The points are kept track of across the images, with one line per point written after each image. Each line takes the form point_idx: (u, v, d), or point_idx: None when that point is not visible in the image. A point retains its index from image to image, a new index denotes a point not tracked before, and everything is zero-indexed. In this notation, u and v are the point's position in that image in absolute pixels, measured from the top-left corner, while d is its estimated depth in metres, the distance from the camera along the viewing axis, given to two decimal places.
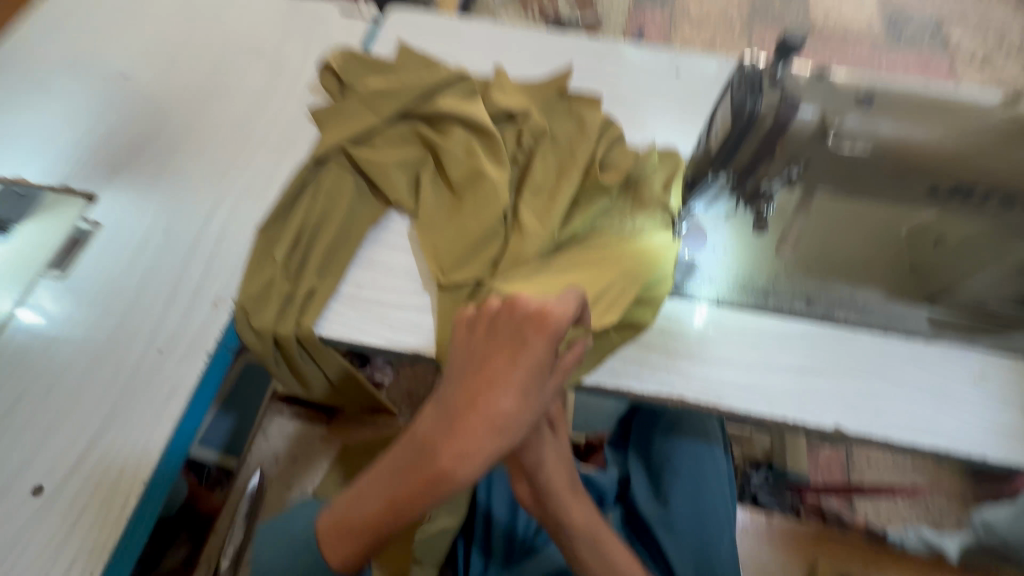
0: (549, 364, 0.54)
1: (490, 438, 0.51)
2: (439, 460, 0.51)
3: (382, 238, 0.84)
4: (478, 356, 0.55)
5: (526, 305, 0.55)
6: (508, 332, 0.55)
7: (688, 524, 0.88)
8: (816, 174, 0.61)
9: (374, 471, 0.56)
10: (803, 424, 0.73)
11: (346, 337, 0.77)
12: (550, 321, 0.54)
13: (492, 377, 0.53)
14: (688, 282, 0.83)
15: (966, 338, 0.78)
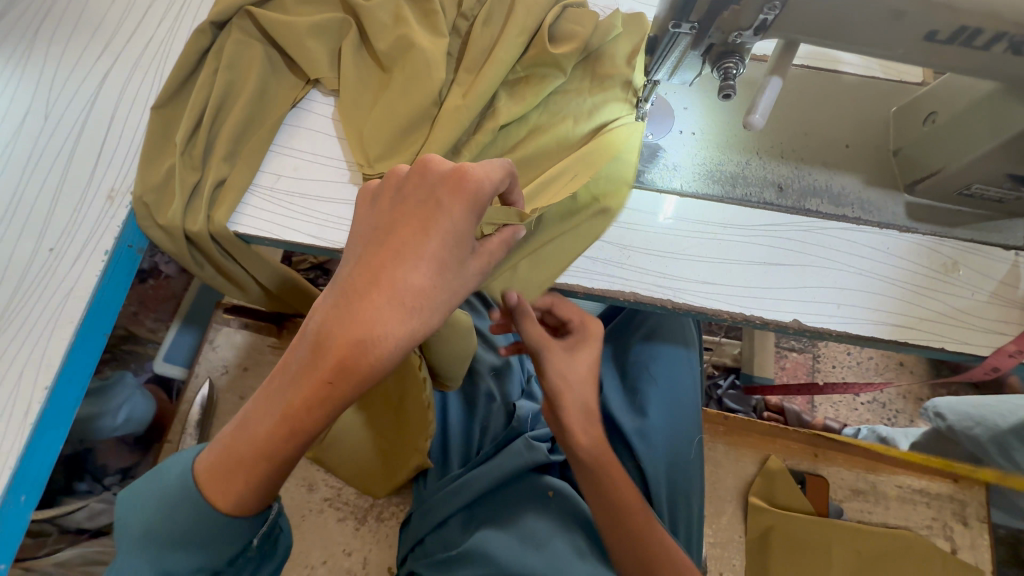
0: (469, 229, 0.46)
1: (400, 317, 0.43)
2: (341, 349, 0.43)
3: (303, 121, 0.73)
4: (386, 233, 0.46)
5: (445, 171, 0.46)
6: (423, 202, 0.46)
7: (661, 434, 0.86)
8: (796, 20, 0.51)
9: (267, 386, 0.46)
10: (762, 319, 0.68)
11: (265, 233, 0.68)
12: (470, 184, 0.45)
13: (402, 256, 0.44)
14: (651, 169, 0.74)
15: (945, 228, 0.73)
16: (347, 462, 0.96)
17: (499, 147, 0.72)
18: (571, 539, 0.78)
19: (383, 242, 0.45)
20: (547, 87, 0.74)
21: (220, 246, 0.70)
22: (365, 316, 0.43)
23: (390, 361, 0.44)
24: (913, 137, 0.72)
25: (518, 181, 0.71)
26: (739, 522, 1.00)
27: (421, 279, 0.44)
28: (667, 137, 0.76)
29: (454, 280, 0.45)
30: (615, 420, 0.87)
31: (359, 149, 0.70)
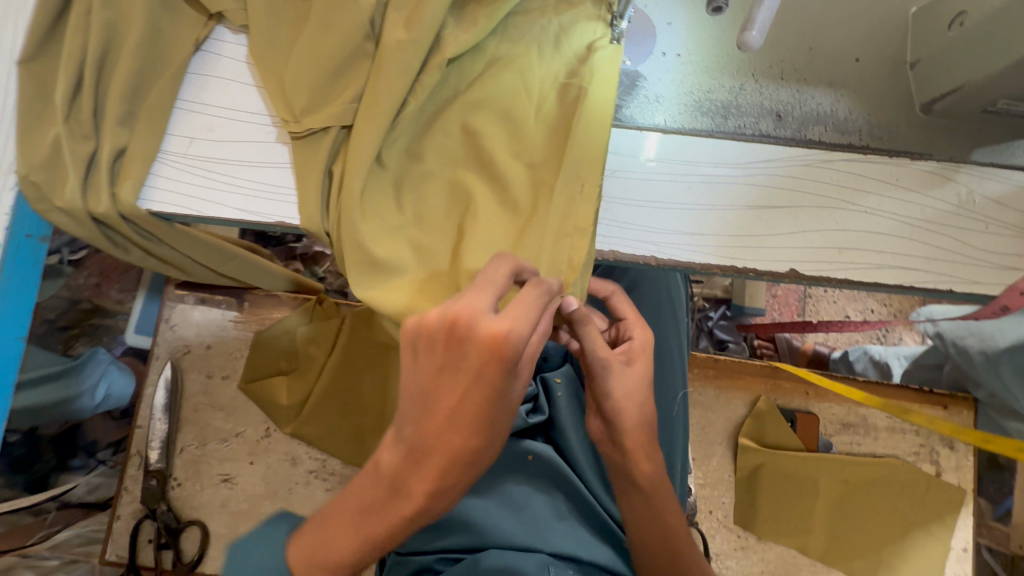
0: (509, 388, 0.51)
1: (459, 473, 0.53)
2: (411, 499, 0.53)
3: (213, 70, 0.61)
4: (438, 371, 0.51)
5: (485, 318, 0.48)
6: (468, 353, 0.49)
7: None
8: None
9: (339, 522, 0.56)
10: (755, 270, 0.62)
11: (184, 210, 0.59)
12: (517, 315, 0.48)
13: (455, 419, 0.51)
14: (630, 102, 0.64)
15: (963, 152, 0.64)
16: (327, 436, 0.94)
17: (449, 88, 0.61)
18: (551, 502, 0.79)
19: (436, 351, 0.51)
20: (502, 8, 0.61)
21: (139, 227, 0.61)
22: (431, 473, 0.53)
23: (453, 499, 0.55)
24: (935, 46, 0.61)
25: (475, 127, 0.61)
26: (728, 463, 1.00)
27: (474, 444, 0.52)
28: (648, 62, 0.65)
29: (496, 443, 0.54)
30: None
31: (282, 101, 0.59)
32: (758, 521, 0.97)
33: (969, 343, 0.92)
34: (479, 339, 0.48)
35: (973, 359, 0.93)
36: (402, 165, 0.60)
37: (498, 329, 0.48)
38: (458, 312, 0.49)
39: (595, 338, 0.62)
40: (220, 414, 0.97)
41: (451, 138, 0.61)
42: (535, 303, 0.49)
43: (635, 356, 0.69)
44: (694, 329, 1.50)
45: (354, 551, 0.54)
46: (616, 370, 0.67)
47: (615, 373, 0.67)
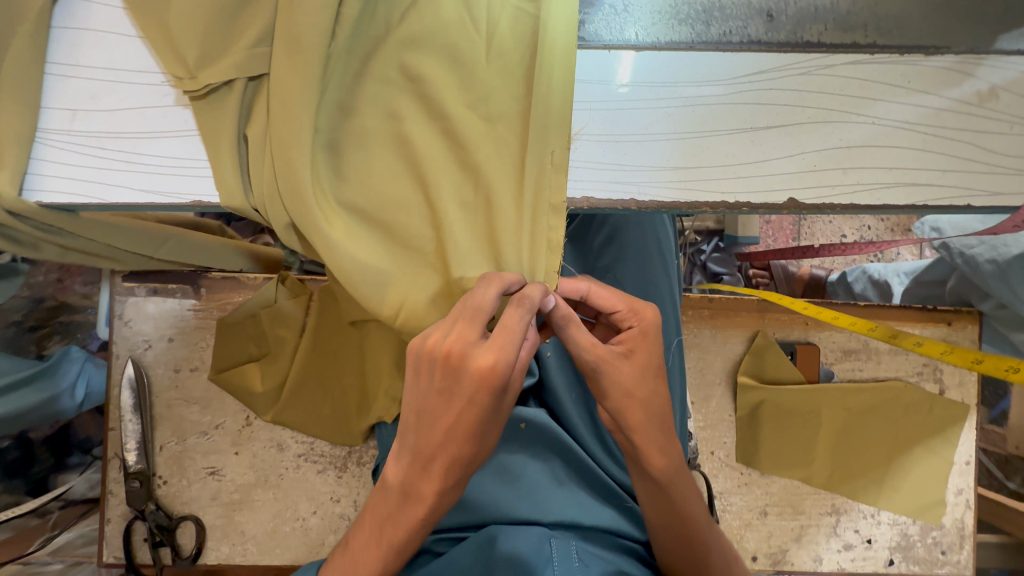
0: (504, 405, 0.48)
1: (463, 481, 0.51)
2: (419, 510, 0.52)
3: (85, 21, 0.50)
4: (430, 402, 0.48)
5: (472, 346, 0.45)
6: (456, 379, 0.46)
7: None
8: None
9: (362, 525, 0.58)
10: (751, 204, 0.54)
11: (78, 198, 0.50)
12: (506, 333, 0.45)
13: (447, 439, 0.48)
14: (594, 16, 0.54)
15: (985, 41, 0.55)
16: (310, 419, 0.90)
17: (375, 20, 0.51)
18: (547, 466, 0.76)
19: (428, 381, 0.47)
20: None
21: (32, 222, 0.52)
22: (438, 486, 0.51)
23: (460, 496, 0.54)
24: None
25: (412, 65, 0.51)
26: (728, 402, 0.97)
27: (476, 455, 0.49)
28: None
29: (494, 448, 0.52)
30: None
31: (173, 53, 0.49)
32: (761, 456, 0.95)
33: (978, 253, 0.87)
34: (471, 370, 0.44)
35: (981, 268, 0.88)
36: (331, 122, 0.50)
37: (490, 356, 0.44)
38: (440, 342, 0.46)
39: (581, 340, 0.56)
40: (195, 408, 0.92)
41: (385, 82, 0.51)
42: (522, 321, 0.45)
43: (634, 347, 0.61)
44: (687, 264, 1.44)
45: (379, 562, 0.56)
46: (614, 366, 0.59)
47: (614, 371, 0.59)
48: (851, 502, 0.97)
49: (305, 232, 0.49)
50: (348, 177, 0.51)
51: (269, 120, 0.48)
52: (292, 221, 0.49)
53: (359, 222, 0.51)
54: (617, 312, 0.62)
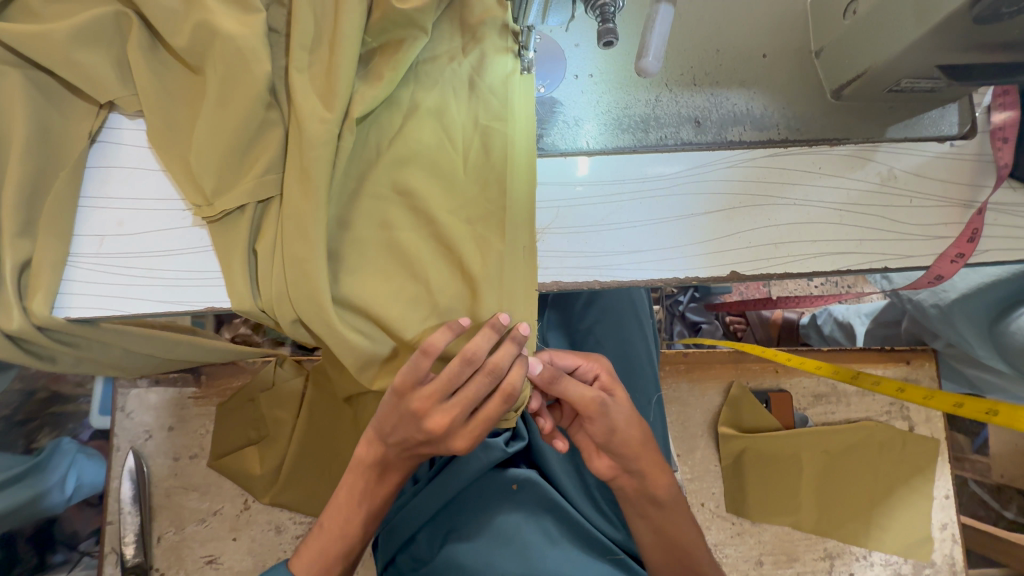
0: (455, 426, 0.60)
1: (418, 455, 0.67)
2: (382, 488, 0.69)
3: (115, 160, 0.58)
4: (403, 428, 0.62)
5: (453, 423, 0.58)
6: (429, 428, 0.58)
7: None
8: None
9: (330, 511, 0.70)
10: (697, 278, 0.62)
11: (103, 311, 0.56)
12: (488, 418, 0.59)
13: (404, 421, 0.61)
14: (550, 130, 0.63)
15: (878, 132, 0.66)
16: (308, 498, 0.92)
17: (367, 147, 0.60)
18: (540, 524, 0.79)
19: (398, 410, 0.60)
20: (413, 55, 0.60)
21: (55, 335, 0.58)
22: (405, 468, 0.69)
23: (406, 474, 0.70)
24: (833, 34, 0.62)
25: (400, 182, 0.59)
26: (713, 453, 1.01)
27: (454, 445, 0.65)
28: (563, 88, 0.64)
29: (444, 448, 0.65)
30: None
31: (190, 184, 0.56)
32: (750, 504, 0.98)
33: (924, 298, 0.92)
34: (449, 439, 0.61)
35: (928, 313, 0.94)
36: (332, 234, 0.58)
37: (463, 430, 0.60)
38: (421, 404, 0.57)
39: (574, 389, 0.67)
40: (194, 495, 0.93)
41: (376, 197, 0.59)
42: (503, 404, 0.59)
43: (610, 386, 0.71)
44: (666, 316, 1.50)
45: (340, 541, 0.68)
46: (611, 407, 0.69)
47: (613, 410, 0.69)
48: (842, 545, 0.99)
49: (311, 326, 0.56)
50: (348, 279, 0.57)
51: (278, 237, 0.56)
52: (300, 316, 0.55)
53: (356, 317, 0.57)
54: (579, 368, 0.71)
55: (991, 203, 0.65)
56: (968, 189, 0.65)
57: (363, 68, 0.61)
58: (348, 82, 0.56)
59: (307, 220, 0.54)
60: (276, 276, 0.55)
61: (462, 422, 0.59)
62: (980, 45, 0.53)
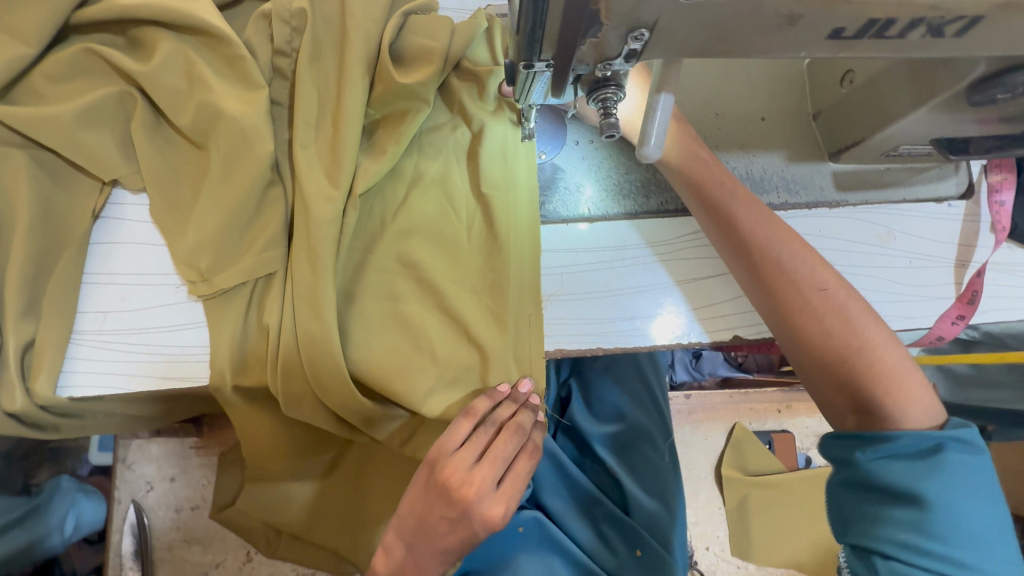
0: (480, 511, 0.57)
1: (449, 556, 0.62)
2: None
3: (118, 235, 0.58)
4: (432, 511, 0.59)
5: (487, 491, 0.56)
6: (462, 501, 0.56)
7: (622, 435, 0.92)
8: (664, 43, 0.38)
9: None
10: (700, 343, 0.62)
11: (106, 389, 0.56)
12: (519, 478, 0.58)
13: (433, 500, 0.58)
14: (552, 197, 0.64)
15: (876, 194, 0.66)
16: (313, 552, 0.92)
17: (370, 218, 0.61)
18: (543, 562, 0.83)
19: (429, 490, 0.59)
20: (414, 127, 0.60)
21: (57, 412, 0.57)
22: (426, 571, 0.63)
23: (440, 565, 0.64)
24: (831, 100, 0.63)
25: (403, 254, 0.60)
26: (717, 496, 1.00)
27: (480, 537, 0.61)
28: (563, 153, 0.65)
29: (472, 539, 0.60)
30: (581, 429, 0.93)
31: (186, 260, 0.56)
32: (755, 549, 0.97)
33: None
34: (483, 517, 0.57)
35: None
36: None
37: (497, 503, 0.57)
38: (454, 472, 0.56)
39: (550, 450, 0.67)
40: (196, 548, 0.92)
41: (379, 269, 0.59)
42: (531, 463, 0.60)
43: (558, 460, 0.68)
44: None
45: None
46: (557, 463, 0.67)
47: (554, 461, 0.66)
48: None
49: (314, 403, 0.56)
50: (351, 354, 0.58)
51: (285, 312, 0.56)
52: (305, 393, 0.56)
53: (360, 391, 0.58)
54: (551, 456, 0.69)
55: (990, 264, 0.65)
56: (966, 249, 0.65)
57: (366, 140, 0.62)
58: (351, 158, 0.57)
59: (312, 297, 0.55)
60: (281, 354, 0.56)
61: (495, 489, 0.57)
62: (978, 118, 0.53)
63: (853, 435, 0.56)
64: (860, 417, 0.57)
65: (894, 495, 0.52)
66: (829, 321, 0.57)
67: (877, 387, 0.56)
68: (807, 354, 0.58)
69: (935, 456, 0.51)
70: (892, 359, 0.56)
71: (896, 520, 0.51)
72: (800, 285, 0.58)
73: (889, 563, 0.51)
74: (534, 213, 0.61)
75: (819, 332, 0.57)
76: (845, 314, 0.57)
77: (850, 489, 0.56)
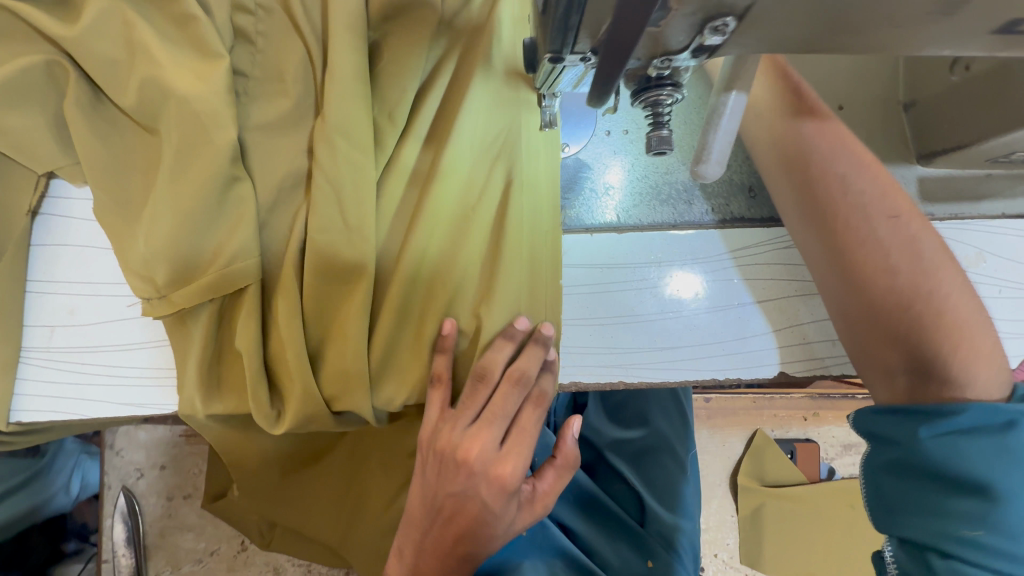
0: (475, 479, 0.49)
1: (457, 558, 0.52)
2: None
3: (62, 238, 0.50)
4: (435, 491, 0.52)
5: (483, 454, 0.49)
6: (466, 467, 0.49)
7: (641, 447, 0.86)
8: (751, 36, 0.28)
9: None
10: (741, 380, 0.53)
11: (61, 415, 0.49)
12: (523, 437, 0.50)
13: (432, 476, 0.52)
14: (576, 200, 0.53)
15: (969, 206, 0.54)
16: (306, 547, 0.89)
17: None
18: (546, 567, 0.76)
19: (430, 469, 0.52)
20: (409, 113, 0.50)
21: (6, 439, 0.51)
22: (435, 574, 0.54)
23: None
24: (930, 89, 0.50)
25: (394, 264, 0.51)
26: (729, 504, 0.95)
27: (489, 527, 0.51)
28: (590, 148, 0.54)
29: (480, 525, 0.50)
30: (598, 434, 0.87)
31: (140, 270, 0.48)
32: (767, 559, 0.93)
33: None
34: (485, 486, 0.49)
35: None
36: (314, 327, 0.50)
37: (506, 464, 0.49)
38: (446, 439, 0.50)
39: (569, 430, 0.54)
40: (190, 535, 0.90)
41: None
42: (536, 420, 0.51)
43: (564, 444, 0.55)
44: None
45: None
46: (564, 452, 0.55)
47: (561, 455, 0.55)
48: None
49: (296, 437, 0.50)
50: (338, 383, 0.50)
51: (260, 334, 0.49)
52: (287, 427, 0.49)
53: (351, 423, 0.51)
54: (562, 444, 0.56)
55: None
56: None
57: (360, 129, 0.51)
58: (332, 152, 0.47)
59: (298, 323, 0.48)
60: (257, 384, 0.49)
61: (496, 453, 0.49)
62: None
63: (906, 407, 0.48)
64: (915, 374, 0.48)
65: (956, 483, 0.45)
66: (893, 257, 0.48)
67: (946, 342, 0.47)
68: (864, 295, 0.49)
69: (1006, 435, 0.44)
70: (964, 308, 0.48)
71: (959, 511, 0.44)
72: (863, 209, 0.49)
73: (949, 562, 0.44)
74: (556, 225, 0.51)
75: (881, 270, 0.48)
76: (915, 249, 0.48)
77: (898, 472, 0.48)
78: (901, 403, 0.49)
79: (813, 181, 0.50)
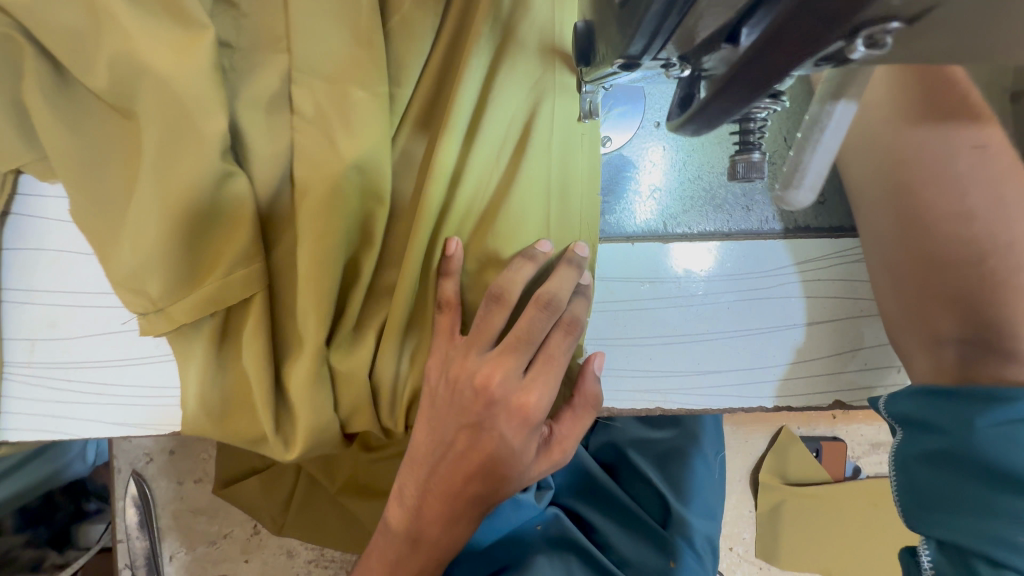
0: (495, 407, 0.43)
1: (464, 501, 0.46)
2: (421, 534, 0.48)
3: (38, 241, 0.44)
4: (443, 427, 0.45)
5: (506, 381, 0.43)
6: (487, 397, 0.43)
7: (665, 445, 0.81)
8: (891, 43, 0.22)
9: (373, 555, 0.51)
10: (789, 407, 0.49)
11: (49, 434, 0.45)
12: (550, 366, 0.44)
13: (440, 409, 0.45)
14: (618, 202, 0.48)
15: None
16: (316, 534, 0.88)
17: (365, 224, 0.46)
18: (561, 563, 0.74)
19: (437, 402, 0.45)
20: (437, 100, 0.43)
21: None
22: (445, 528, 0.47)
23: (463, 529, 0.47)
24: None
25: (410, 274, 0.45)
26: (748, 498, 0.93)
27: (503, 466, 0.44)
28: (635, 141, 0.47)
29: (493, 463, 0.44)
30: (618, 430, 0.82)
31: (127, 283, 0.42)
32: (783, 555, 0.91)
33: None
34: (505, 415, 0.43)
35: None
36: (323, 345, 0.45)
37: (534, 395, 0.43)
38: (464, 367, 0.43)
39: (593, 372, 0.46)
40: (202, 518, 0.89)
41: (376, 299, 0.46)
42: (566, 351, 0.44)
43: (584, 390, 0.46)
44: None
45: None
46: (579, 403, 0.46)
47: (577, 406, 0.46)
48: None
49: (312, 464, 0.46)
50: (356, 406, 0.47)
51: (266, 352, 0.43)
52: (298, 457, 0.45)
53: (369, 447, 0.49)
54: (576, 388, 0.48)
55: None
56: None
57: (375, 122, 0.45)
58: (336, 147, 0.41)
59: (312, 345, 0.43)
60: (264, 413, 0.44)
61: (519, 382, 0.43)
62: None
63: (944, 391, 0.45)
64: (966, 345, 0.45)
65: (1004, 478, 0.42)
66: (986, 221, 0.44)
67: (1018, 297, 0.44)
68: (927, 237, 0.45)
69: None
70: None
71: (1007, 510, 0.42)
72: (945, 137, 0.45)
73: (994, 566, 0.42)
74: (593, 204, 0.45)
75: (953, 212, 0.45)
76: (998, 193, 0.44)
77: (937, 462, 0.46)
78: (943, 384, 0.46)
79: (902, 143, 0.45)
